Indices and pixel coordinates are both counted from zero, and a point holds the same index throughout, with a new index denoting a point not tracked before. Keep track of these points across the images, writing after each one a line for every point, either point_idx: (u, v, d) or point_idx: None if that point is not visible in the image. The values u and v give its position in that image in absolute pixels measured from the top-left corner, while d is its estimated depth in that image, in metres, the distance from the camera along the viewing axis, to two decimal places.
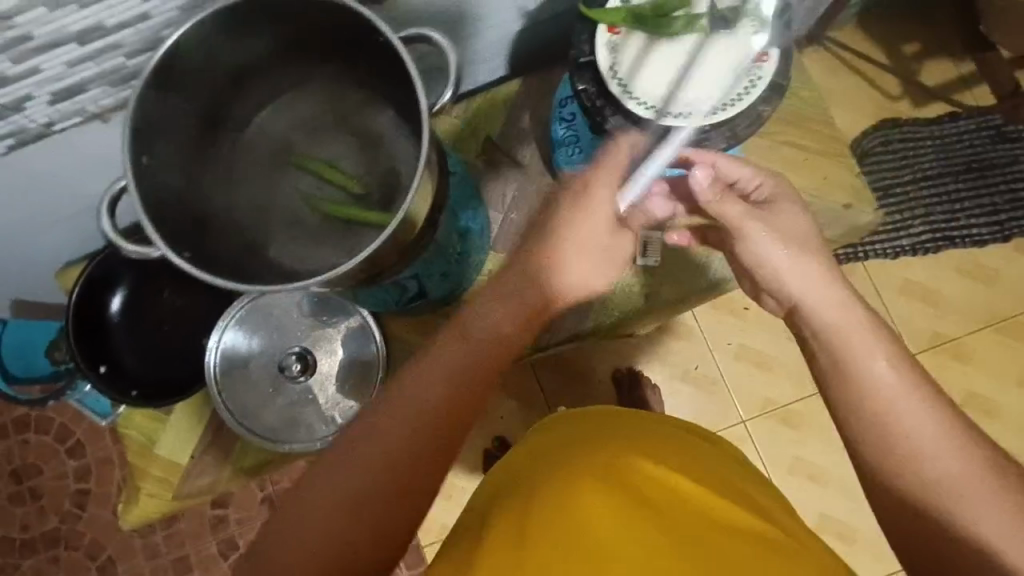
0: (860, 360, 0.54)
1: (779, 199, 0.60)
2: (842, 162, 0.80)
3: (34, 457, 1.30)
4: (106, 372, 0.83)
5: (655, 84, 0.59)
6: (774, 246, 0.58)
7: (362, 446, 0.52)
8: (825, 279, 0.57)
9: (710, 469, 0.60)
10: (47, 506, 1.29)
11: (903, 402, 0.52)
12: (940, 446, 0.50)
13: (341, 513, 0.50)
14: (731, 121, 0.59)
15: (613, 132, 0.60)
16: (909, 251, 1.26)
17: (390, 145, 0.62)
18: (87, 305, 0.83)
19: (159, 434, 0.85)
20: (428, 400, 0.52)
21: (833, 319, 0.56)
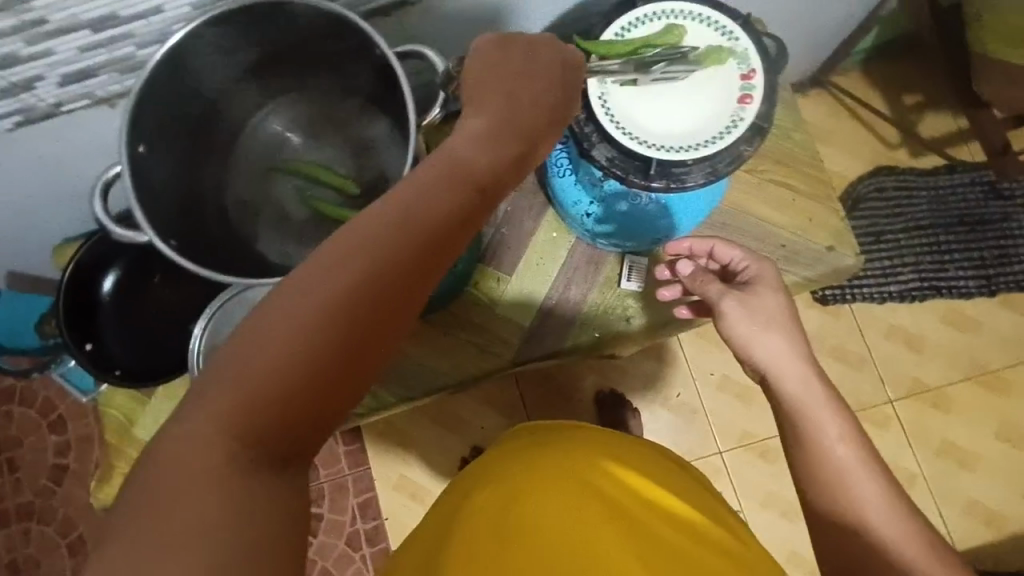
0: (815, 432, 0.58)
1: (760, 282, 0.65)
2: (828, 205, 0.82)
3: (16, 430, 1.32)
4: (92, 350, 0.85)
5: (643, 117, 0.61)
6: (748, 324, 0.63)
7: (333, 272, 0.36)
8: (793, 355, 0.61)
9: (655, 470, 0.60)
10: (24, 480, 1.31)
11: (852, 472, 0.55)
12: (887, 514, 0.53)
13: (306, 361, 0.35)
14: (714, 156, 0.60)
15: (598, 160, 0.61)
16: (896, 297, 1.27)
17: (380, 152, 0.63)
18: (79, 285, 0.84)
19: (136, 415, 0.86)
20: (422, 222, 0.39)
21: (797, 391, 0.60)
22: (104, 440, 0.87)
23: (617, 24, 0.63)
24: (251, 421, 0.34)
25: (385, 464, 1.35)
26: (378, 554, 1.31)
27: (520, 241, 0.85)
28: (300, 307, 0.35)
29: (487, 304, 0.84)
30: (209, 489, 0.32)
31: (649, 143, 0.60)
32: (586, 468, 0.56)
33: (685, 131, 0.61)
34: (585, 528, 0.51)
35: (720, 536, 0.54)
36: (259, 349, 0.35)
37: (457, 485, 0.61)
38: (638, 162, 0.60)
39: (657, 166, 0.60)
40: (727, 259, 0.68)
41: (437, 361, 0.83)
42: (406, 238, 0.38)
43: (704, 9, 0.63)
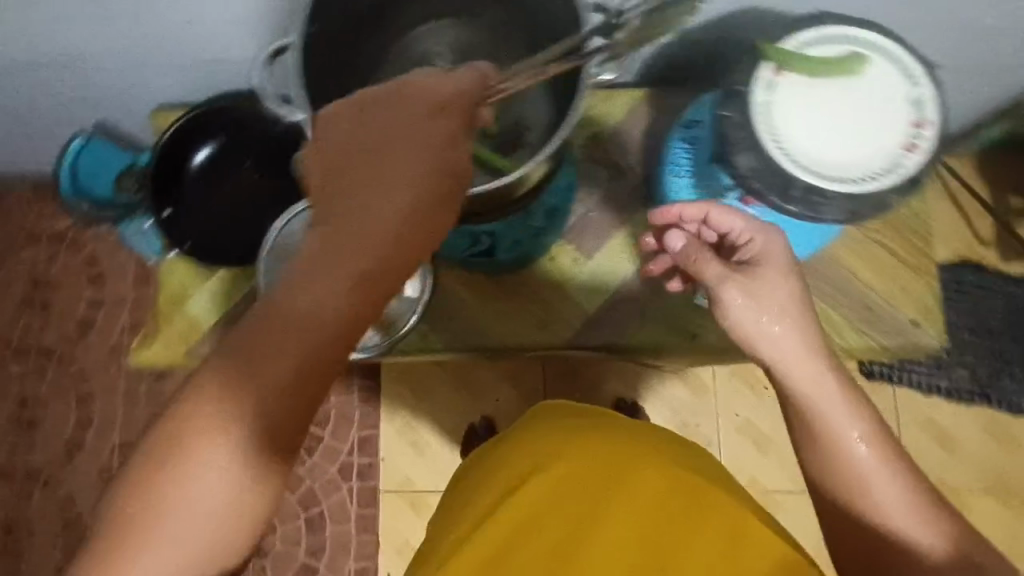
0: (839, 432, 0.58)
1: (765, 264, 0.61)
2: (924, 281, 0.80)
3: (57, 275, 1.37)
4: (168, 217, 0.87)
5: (802, 134, 0.58)
6: (758, 316, 0.60)
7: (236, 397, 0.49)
8: (805, 351, 0.60)
9: (672, 452, 0.69)
10: (53, 323, 1.37)
11: (876, 475, 0.56)
12: (906, 514, 0.55)
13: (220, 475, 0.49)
14: (861, 196, 0.58)
15: (739, 167, 0.60)
16: (941, 392, 1.25)
17: (525, 104, 0.67)
18: (175, 149, 0.86)
19: (193, 291, 0.86)
20: (288, 370, 0.49)
21: (810, 392, 0.59)
22: (154, 304, 0.88)
23: (799, 35, 0.60)
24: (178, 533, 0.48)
25: (395, 407, 1.36)
26: (365, 490, 1.34)
27: (608, 231, 0.83)
28: (214, 432, 0.49)
29: (558, 280, 0.83)
30: (169, 514, 0.48)
31: (801, 163, 0.57)
32: (614, 446, 0.67)
33: (841, 161, 0.58)
34: (617, 501, 0.63)
35: (739, 512, 0.63)
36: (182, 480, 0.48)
37: (491, 458, 0.72)
38: (782, 178, 0.58)
39: (802, 190, 0.58)
40: (726, 229, 0.63)
41: (492, 321, 0.83)
42: (288, 366, 0.49)
43: (885, 41, 0.60)
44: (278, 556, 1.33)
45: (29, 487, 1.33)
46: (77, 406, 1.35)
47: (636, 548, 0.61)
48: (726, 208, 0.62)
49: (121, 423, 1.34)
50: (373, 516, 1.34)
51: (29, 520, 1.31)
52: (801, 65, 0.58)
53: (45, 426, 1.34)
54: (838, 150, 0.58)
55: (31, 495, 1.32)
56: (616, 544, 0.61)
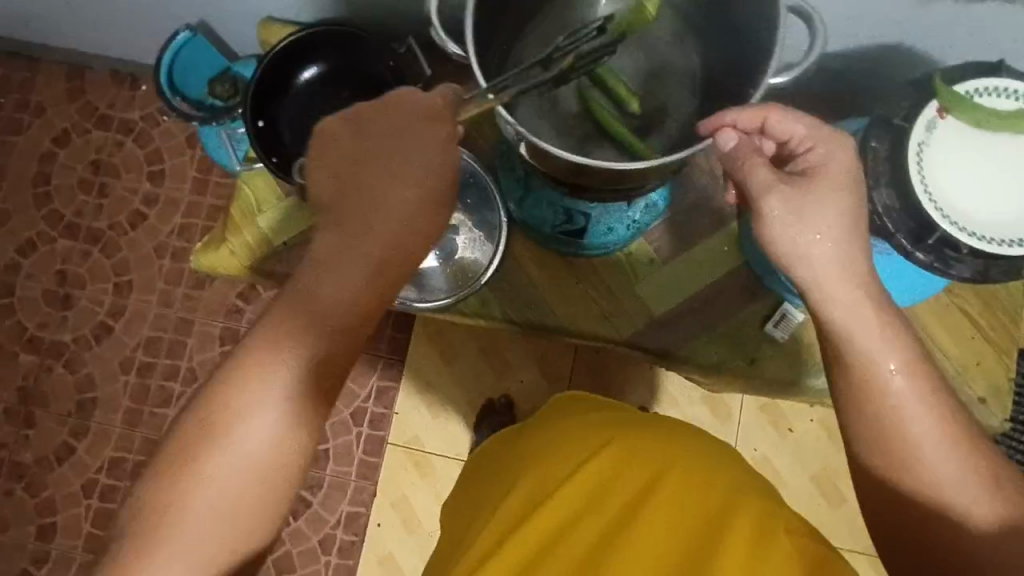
0: (868, 356, 0.53)
1: (820, 168, 0.54)
2: (1002, 359, 0.78)
3: (119, 161, 1.38)
4: (261, 129, 0.86)
5: (949, 184, 0.57)
6: (808, 229, 0.53)
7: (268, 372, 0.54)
8: (846, 269, 0.54)
9: (690, 442, 0.68)
10: (105, 208, 1.38)
11: (909, 410, 0.52)
12: (942, 453, 0.51)
13: (247, 453, 0.53)
14: (995, 258, 0.57)
15: (875, 201, 0.58)
16: None
17: (669, 86, 0.62)
18: (284, 62, 0.86)
19: (268, 207, 0.88)
20: (306, 351, 0.55)
21: (843, 319, 0.54)
22: (228, 212, 0.88)
23: (972, 82, 0.58)
24: (205, 514, 0.51)
25: (419, 365, 1.36)
26: (373, 438, 1.35)
27: (692, 239, 0.82)
28: (241, 412, 0.53)
29: (630, 277, 0.82)
30: (193, 508, 0.51)
31: (943, 212, 0.56)
32: (629, 435, 0.67)
33: (982, 221, 0.57)
34: (645, 496, 0.62)
35: (761, 505, 0.62)
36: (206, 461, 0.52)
37: (519, 447, 0.73)
38: (918, 222, 0.57)
39: (935, 239, 0.57)
40: (786, 137, 0.55)
41: (556, 302, 0.83)
42: (314, 335, 0.55)
43: None
44: None
45: (51, 362, 1.35)
46: (112, 294, 1.36)
47: (672, 541, 0.60)
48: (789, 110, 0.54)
49: (151, 319, 1.35)
50: (376, 465, 1.35)
51: (45, 393, 1.34)
52: (969, 114, 0.57)
53: (78, 306, 1.36)
54: (980, 209, 0.57)
55: (52, 369, 1.34)
56: (651, 537, 0.60)
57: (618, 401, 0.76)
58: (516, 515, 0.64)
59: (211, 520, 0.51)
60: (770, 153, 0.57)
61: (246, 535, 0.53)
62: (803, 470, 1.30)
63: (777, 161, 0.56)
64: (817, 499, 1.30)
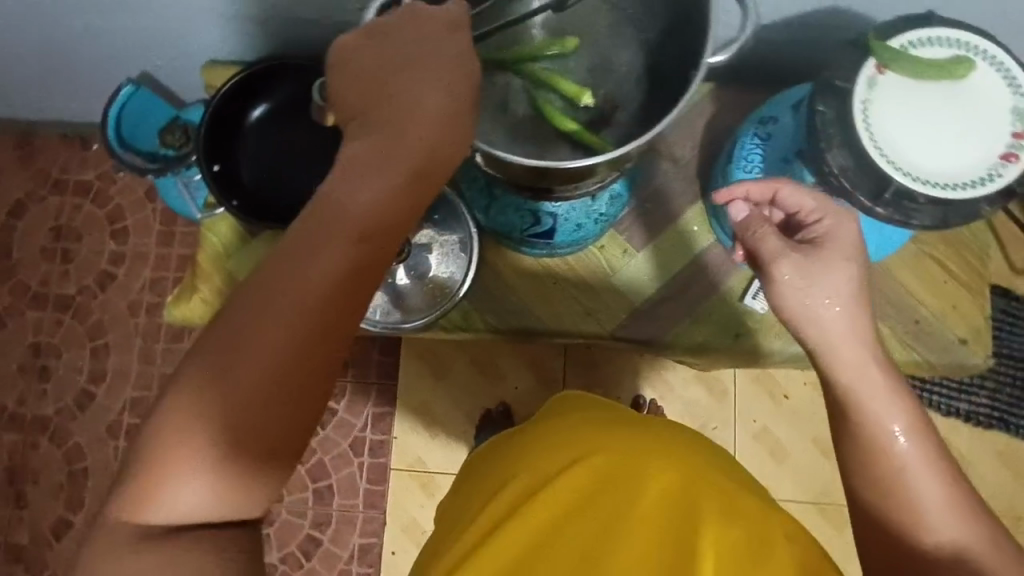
0: (875, 413, 0.54)
1: (831, 239, 0.57)
2: (976, 300, 0.79)
3: (80, 224, 1.36)
4: (218, 173, 0.84)
5: (899, 138, 0.58)
6: (816, 294, 0.56)
7: (291, 283, 0.46)
8: (852, 333, 0.55)
9: (683, 444, 0.68)
10: (72, 273, 1.35)
11: (912, 468, 0.53)
12: (941, 506, 0.52)
13: (261, 387, 0.45)
14: (952, 204, 0.58)
15: (830, 165, 0.59)
16: (959, 415, 1.27)
17: (616, 75, 0.62)
18: (231, 103, 0.85)
19: (235, 250, 0.87)
20: (334, 260, 0.46)
21: (848, 376, 0.55)
22: (194, 261, 0.88)
23: (905, 36, 0.59)
24: (212, 446, 0.45)
25: (412, 386, 1.35)
26: (376, 466, 1.34)
27: (663, 223, 0.83)
28: (262, 335, 0.45)
29: (607, 272, 0.82)
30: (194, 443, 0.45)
31: (898, 166, 0.57)
32: (621, 439, 0.66)
33: (935, 168, 0.57)
34: (641, 502, 0.62)
35: (758, 518, 0.62)
36: (219, 385, 0.45)
37: (502, 459, 0.71)
38: (873, 180, 0.58)
39: (892, 193, 0.58)
40: (795, 208, 0.60)
41: (538, 306, 0.83)
42: (338, 247, 0.47)
43: (990, 45, 0.59)
44: (282, 526, 1.33)
45: (36, 437, 1.31)
46: (90, 359, 1.34)
47: (665, 542, 0.60)
48: (796, 185, 0.59)
49: (134, 379, 1.33)
50: (382, 493, 1.33)
51: (34, 469, 1.30)
52: (907, 66, 0.58)
53: (56, 376, 1.33)
54: (932, 157, 0.58)
55: (37, 444, 1.31)
56: (645, 544, 0.60)
57: (618, 405, 0.75)
58: (505, 508, 0.64)
59: (218, 459, 0.45)
60: (780, 220, 0.61)
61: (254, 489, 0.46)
62: (805, 436, 1.32)
63: (786, 229, 0.61)
64: (822, 463, 1.31)
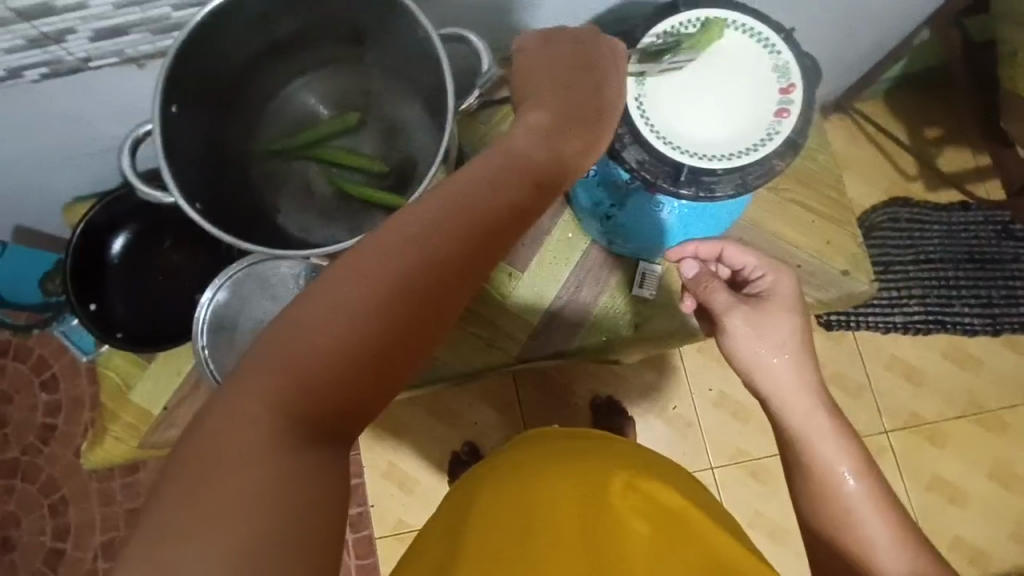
0: (827, 457, 0.60)
1: (775, 294, 0.65)
2: (847, 230, 0.82)
3: (7, 386, 1.33)
4: (95, 311, 0.84)
5: (679, 123, 0.61)
6: (758, 344, 0.63)
7: (451, 214, 0.39)
8: (801, 382, 0.62)
9: (652, 470, 0.68)
10: (11, 437, 1.32)
11: (861, 509, 0.58)
12: (892, 543, 0.55)
13: (378, 321, 0.36)
14: (744, 169, 0.60)
15: (628, 161, 0.61)
16: (899, 328, 1.29)
17: (410, 135, 0.75)
18: (90, 243, 0.84)
19: (135, 380, 0.86)
20: (467, 225, 0.39)
21: (798, 421, 0.62)
22: (99, 402, 0.87)
23: (658, 27, 0.62)
24: (291, 401, 0.34)
25: (375, 451, 1.34)
26: (361, 540, 1.31)
27: (537, 238, 0.83)
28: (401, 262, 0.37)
29: (499, 300, 0.83)
30: (245, 461, 0.32)
31: (682, 149, 0.60)
32: (570, 471, 0.64)
33: (719, 143, 0.60)
34: (586, 532, 0.58)
35: (702, 548, 0.58)
36: (329, 312, 0.36)
37: (478, 480, 0.69)
38: (667, 167, 0.60)
39: (688, 173, 0.60)
40: (739, 266, 0.68)
41: (442, 353, 0.83)
42: (480, 217, 0.40)
43: (739, 15, 0.62)
44: None
45: None
46: (50, 517, 1.30)
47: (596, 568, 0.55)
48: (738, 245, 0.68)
49: (100, 524, 1.30)
50: (373, 565, 1.31)
51: None
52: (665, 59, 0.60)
53: (21, 544, 1.30)
54: (708, 134, 0.61)
55: None
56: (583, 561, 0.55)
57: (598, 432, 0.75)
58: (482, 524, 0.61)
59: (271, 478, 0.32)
60: (727, 276, 0.70)
61: (303, 508, 0.32)
62: None
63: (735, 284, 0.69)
64: None
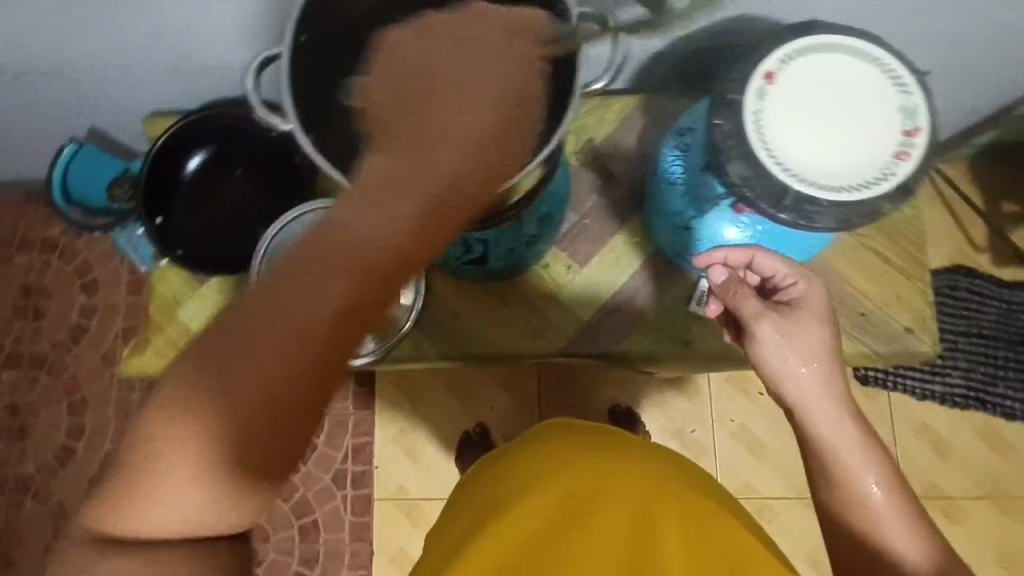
0: (852, 468, 0.58)
1: (807, 302, 0.63)
2: (919, 289, 0.80)
3: (49, 281, 1.36)
4: (160, 225, 0.86)
5: (795, 144, 0.59)
6: (786, 353, 0.61)
7: (315, 281, 0.36)
8: (828, 391, 0.60)
9: (669, 466, 0.68)
10: (44, 330, 1.36)
11: (888, 521, 0.56)
12: (918, 552, 0.55)
13: (262, 381, 0.36)
14: (851, 205, 0.59)
15: (732, 175, 0.62)
16: (936, 397, 1.26)
17: None
18: (168, 158, 0.85)
19: (185, 298, 0.87)
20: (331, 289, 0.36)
21: (823, 429, 0.60)
22: (148, 313, 0.88)
23: (790, 46, 0.61)
24: (190, 461, 0.37)
25: (390, 414, 1.35)
26: (359, 498, 1.33)
27: (603, 236, 0.83)
28: (275, 328, 0.36)
29: (552, 289, 0.83)
30: (160, 505, 0.38)
31: (793, 172, 0.59)
32: (591, 463, 0.64)
33: (833, 171, 0.59)
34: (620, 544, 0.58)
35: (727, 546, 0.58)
36: (211, 381, 0.36)
37: (494, 481, 0.68)
38: (771, 186, 0.59)
39: (792, 199, 0.60)
40: (770, 273, 0.66)
41: (487, 330, 0.83)
42: (356, 271, 0.36)
43: (871, 46, 0.60)
44: (271, 565, 1.32)
45: (20, 496, 1.31)
46: (68, 414, 1.34)
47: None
48: (769, 252, 0.66)
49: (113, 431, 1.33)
50: (368, 524, 1.32)
51: (19, 530, 1.30)
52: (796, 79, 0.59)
53: (36, 435, 1.33)
54: (823, 161, 0.59)
55: (20, 506, 1.31)
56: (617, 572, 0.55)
57: (607, 427, 0.74)
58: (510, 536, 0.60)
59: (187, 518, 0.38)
60: (757, 283, 0.67)
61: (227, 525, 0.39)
62: (784, 430, 1.32)
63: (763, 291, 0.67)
64: None
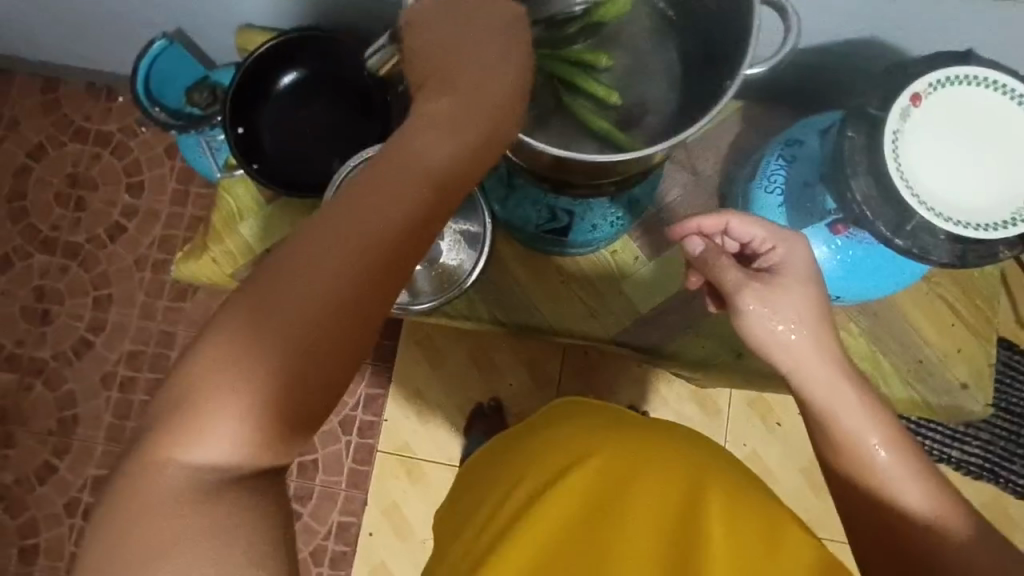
0: (852, 430, 0.57)
1: (785, 267, 0.59)
2: (983, 347, 0.79)
3: (96, 174, 1.36)
4: (242, 135, 0.86)
5: (926, 172, 0.60)
6: (770, 325, 0.58)
7: (393, 194, 0.41)
8: (817, 352, 0.58)
9: (678, 446, 0.68)
10: (83, 222, 1.35)
11: (896, 475, 0.56)
12: (932, 502, 0.55)
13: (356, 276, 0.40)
14: (969, 243, 0.60)
15: (853, 191, 0.62)
16: (951, 462, 1.26)
17: None
18: (265, 70, 0.85)
19: (249, 213, 0.88)
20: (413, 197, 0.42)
21: (819, 390, 0.57)
22: (209, 222, 0.88)
23: (947, 74, 0.60)
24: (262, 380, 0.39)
25: (407, 371, 1.34)
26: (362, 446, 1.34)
27: None
28: (361, 228, 0.40)
29: (616, 274, 0.83)
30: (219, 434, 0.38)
31: (920, 199, 0.59)
32: (605, 447, 0.65)
33: (958, 207, 0.59)
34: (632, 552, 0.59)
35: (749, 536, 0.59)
36: (290, 293, 0.39)
37: (499, 479, 0.70)
38: (892, 209, 0.60)
39: (913, 226, 0.60)
40: (746, 238, 0.61)
41: (543, 303, 0.83)
42: (422, 190, 0.42)
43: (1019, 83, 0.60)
44: None
45: (30, 379, 1.32)
46: (92, 308, 1.34)
47: None
48: (746, 216, 0.60)
49: (133, 333, 1.33)
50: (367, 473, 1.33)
51: (24, 412, 1.31)
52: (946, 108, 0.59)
53: (56, 322, 1.33)
54: (951, 195, 0.60)
55: (29, 388, 1.31)
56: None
57: (607, 404, 0.74)
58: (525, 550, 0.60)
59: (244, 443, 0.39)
60: (734, 249, 0.62)
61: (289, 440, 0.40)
62: (792, 464, 1.32)
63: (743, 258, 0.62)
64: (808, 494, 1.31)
